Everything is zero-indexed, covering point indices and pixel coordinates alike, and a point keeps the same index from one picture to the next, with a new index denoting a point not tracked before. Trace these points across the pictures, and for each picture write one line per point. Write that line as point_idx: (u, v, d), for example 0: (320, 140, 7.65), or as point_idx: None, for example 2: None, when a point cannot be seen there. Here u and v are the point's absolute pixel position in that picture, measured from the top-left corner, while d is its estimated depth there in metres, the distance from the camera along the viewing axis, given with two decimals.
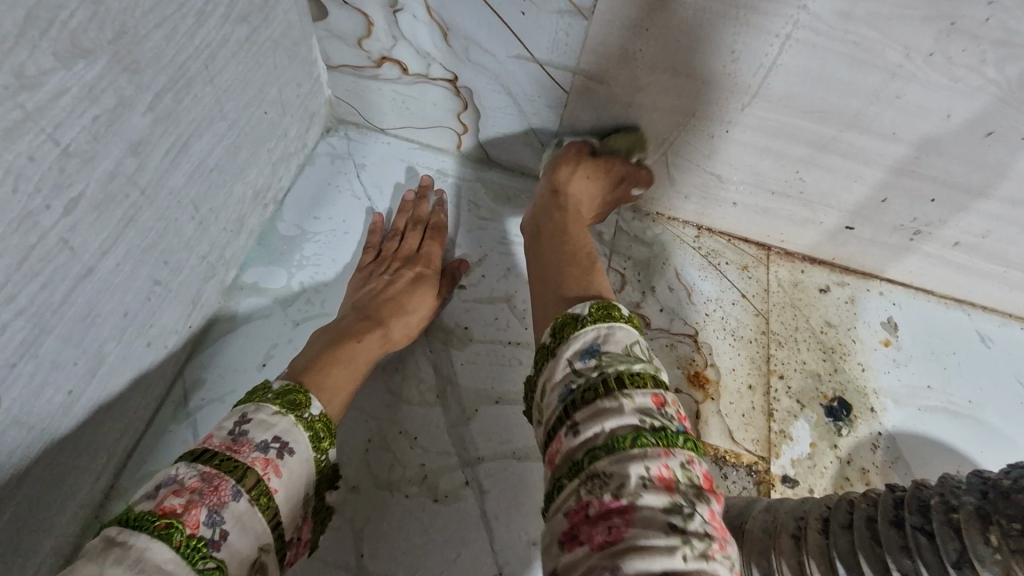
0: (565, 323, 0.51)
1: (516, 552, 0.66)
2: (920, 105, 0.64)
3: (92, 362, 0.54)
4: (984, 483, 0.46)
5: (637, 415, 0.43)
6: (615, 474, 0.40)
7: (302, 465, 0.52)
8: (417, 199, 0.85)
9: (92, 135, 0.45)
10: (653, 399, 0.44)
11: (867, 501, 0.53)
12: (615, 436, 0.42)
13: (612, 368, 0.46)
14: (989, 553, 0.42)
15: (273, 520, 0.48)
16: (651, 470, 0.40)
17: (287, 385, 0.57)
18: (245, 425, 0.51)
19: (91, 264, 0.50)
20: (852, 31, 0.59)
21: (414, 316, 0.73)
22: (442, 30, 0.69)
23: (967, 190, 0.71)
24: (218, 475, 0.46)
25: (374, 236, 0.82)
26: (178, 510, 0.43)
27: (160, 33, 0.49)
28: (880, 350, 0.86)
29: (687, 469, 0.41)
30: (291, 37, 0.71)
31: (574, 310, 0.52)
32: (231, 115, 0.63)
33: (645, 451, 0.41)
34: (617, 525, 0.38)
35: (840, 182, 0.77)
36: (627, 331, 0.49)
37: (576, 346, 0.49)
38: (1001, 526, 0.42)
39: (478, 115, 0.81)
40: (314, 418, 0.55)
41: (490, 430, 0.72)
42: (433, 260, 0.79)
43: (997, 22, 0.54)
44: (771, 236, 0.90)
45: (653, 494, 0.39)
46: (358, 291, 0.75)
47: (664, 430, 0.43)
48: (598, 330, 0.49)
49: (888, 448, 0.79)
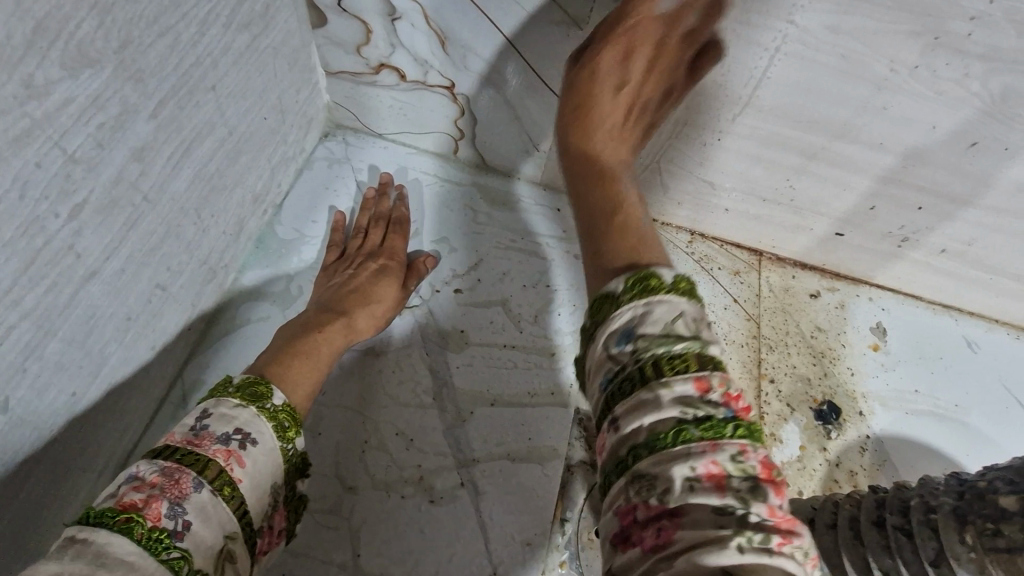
0: (600, 303, 0.45)
1: (511, 553, 0.67)
2: (906, 116, 0.65)
3: (95, 363, 0.55)
4: (961, 484, 0.48)
5: (678, 407, 0.38)
6: (659, 476, 0.37)
7: (265, 455, 0.53)
8: (377, 196, 0.86)
9: (97, 142, 0.46)
10: (695, 386, 0.39)
11: (850, 502, 0.56)
12: (654, 432, 0.38)
13: (647, 355, 0.40)
14: (965, 551, 0.45)
15: (239, 509, 0.50)
16: (698, 469, 0.36)
17: (247, 378, 0.59)
18: (205, 420, 0.52)
19: (94, 268, 0.50)
20: (840, 44, 0.60)
21: (380, 306, 0.75)
22: (440, 37, 0.71)
23: (953, 198, 0.73)
24: (178, 468, 0.48)
25: (337, 234, 0.83)
26: (138, 505, 0.45)
27: (164, 42, 0.50)
28: (869, 355, 0.88)
29: (740, 460, 0.37)
30: (290, 45, 0.72)
31: (608, 288, 0.46)
32: (231, 120, 0.64)
33: (689, 448, 0.37)
34: (666, 528, 0.36)
35: (830, 190, 0.78)
36: (669, 304, 0.42)
37: (611, 327, 0.43)
38: (977, 525, 0.45)
39: (474, 121, 0.82)
40: (278, 408, 0.57)
41: (486, 432, 0.73)
42: (397, 253, 0.81)
43: (980, 37, 0.55)
44: (762, 243, 0.92)
45: (701, 495, 0.36)
46: (323, 288, 0.77)
47: (711, 420, 0.38)
48: (634, 309, 0.43)
49: (876, 451, 0.80)
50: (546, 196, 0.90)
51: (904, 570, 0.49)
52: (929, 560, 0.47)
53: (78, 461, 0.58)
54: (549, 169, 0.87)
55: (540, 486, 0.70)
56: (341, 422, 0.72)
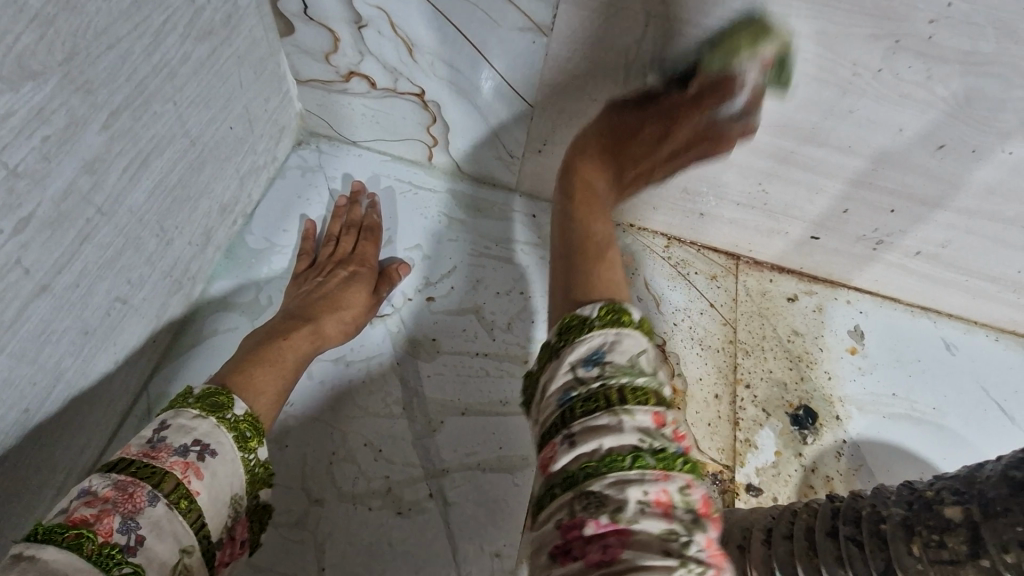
0: (571, 324, 0.49)
1: (479, 563, 0.66)
2: (872, 119, 0.65)
3: (49, 378, 0.54)
4: (911, 494, 0.48)
5: (638, 434, 0.41)
6: (613, 495, 0.39)
7: (225, 467, 0.52)
8: (348, 204, 0.86)
9: (43, 155, 0.46)
10: (653, 418, 0.42)
11: (808, 510, 0.57)
12: (612, 454, 0.40)
13: (614, 381, 0.44)
14: (913, 563, 0.45)
15: (196, 522, 0.49)
16: (649, 494, 0.39)
17: (209, 389, 0.57)
18: (164, 432, 0.52)
19: (45, 281, 0.50)
20: (800, 49, 0.60)
21: (349, 313, 0.74)
22: (407, 45, 0.70)
23: (924, 201, 0.73)
24: (133, 482, 0.47)
25: (309, 242, 0.82)
26: (89, 521, 0.44)
27: (114, 53, 0.50)
28: (847, 358, 0.87)
29: (686, 493, 0.40)
30: (257, 54, 0.72)
31: (582, 311, 0.49)
32: (193, 130, 0.64)
33: (645, 474, 0.39)
34: (612, 545, 0.38)
35: (803, 194, 0.78)
36: (636, 338, 0.46)
37: (580, 351, 0.46)
38: (922, 537, 0.44)
39: (447, 129, 0.82)
40: (239, 418, 0.56)
41: (457, 442, 0.72)
42: (368, 260, 0.81)
43: (939, 39, 0.56)
44: (739, 246, 0.91)
45: (650, 519, 0.38)
46: (292, 297, 0.76)
47: (664, 451, 0.41)
48: (605, 336, 0.46)
49: (853, 455, 0.80)
50: (521, 202, 0.90)
51: None
52: (879, 570, 0.47)
53: (34, 478, 0.57)
54: (524, 176, 0.86)
55: (509, 496, 0.70)
56: (308, 433, 0.71)
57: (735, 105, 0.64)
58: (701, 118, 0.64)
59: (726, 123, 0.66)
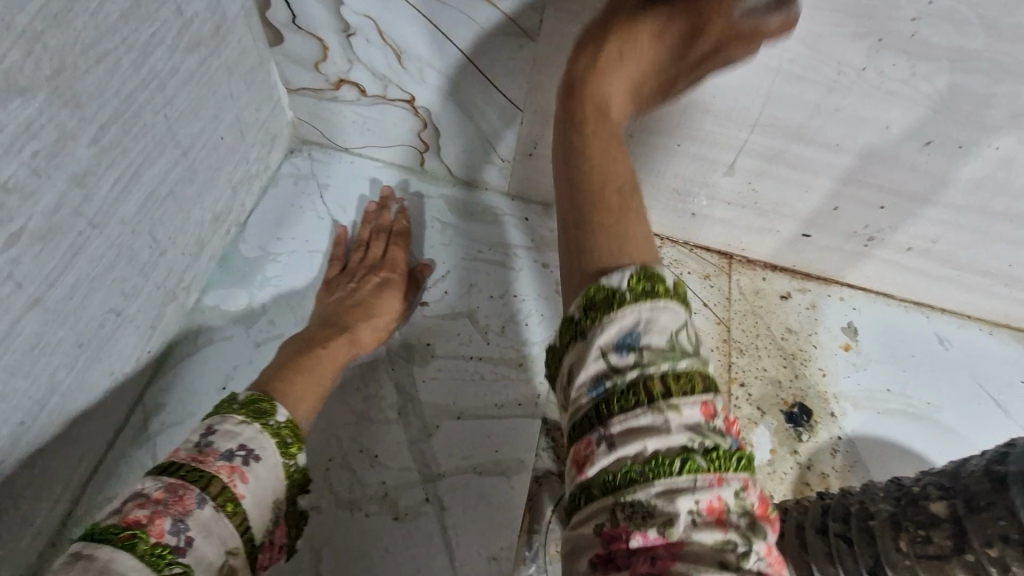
0: (597, 297, 0.42)
1: (477, 567, 0.67)
2: (858, 117, 0.66)
3: (44, 391, 0.55)
4: (896, 491, 0.52)
5: (686, 434, 0.38)
6: (662, 507, 0.37)
7: (269, 471, 0.54)
8: (378, 209, 0.87)
9: (33, 169, 0.46)
10: (702, 412, 0.39)
11: (798, 509, 0.59)
12: (659, 459, 0.37)
13: (653, 369, 0.39)
14: (900, 557, 0.48)
15: (242, 525, 0.51)
16: (702, 503, 0.37)
17: (253, 394, 0.60)
18: (212, 435, 0.54)
19: (38, 294, 0.50)
20: (784, 49, 0.61)
21: (382, 319, 0.77)
22: (396, 52, 0.71)
23: (913, 197, 0.74)
24: (182, 485, 0.49)
25: (339, 248, 0.84)
26: (143, 521, 0.46)
27: (102, 67, 0.50)
28: (841, 355, 0.88)
29: (742, 496, 0.38)
30: (246, 63, 0.72)
31: (609, 280, 0.42)
32: (184, 141, 0.64)
33: (698, 482, 0.37)
34: (662, 557, 0.37)
35: (792, 192, 0.78)
36: (674, 312, 0.41)
37: (611, 332, 0.41)
38: (909, 532, 0.48)
39: (438, 133, 0.82)
40: (281, 425, 0.58)
41: (452, 446, 0.72)
42: (398, 265, 0.82)
43: (921, 37, 0.56)
44: (731, 245, 0.92)
45: (704, 531, 0.36)
46: (324, 302, 0.78)
47: (717, 450, 0.38)
48: (640, 312, 0.41)
49: (848, 452, 0.80)
50: (514, 205, 0.90)
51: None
52: (868, 568, 0.51)
53: (30, 489, 0.58)
54: (516, 179, 0.87)
55: (505, 500, 0.70)
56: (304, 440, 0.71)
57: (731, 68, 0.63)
58: (727, 17, 0.54)
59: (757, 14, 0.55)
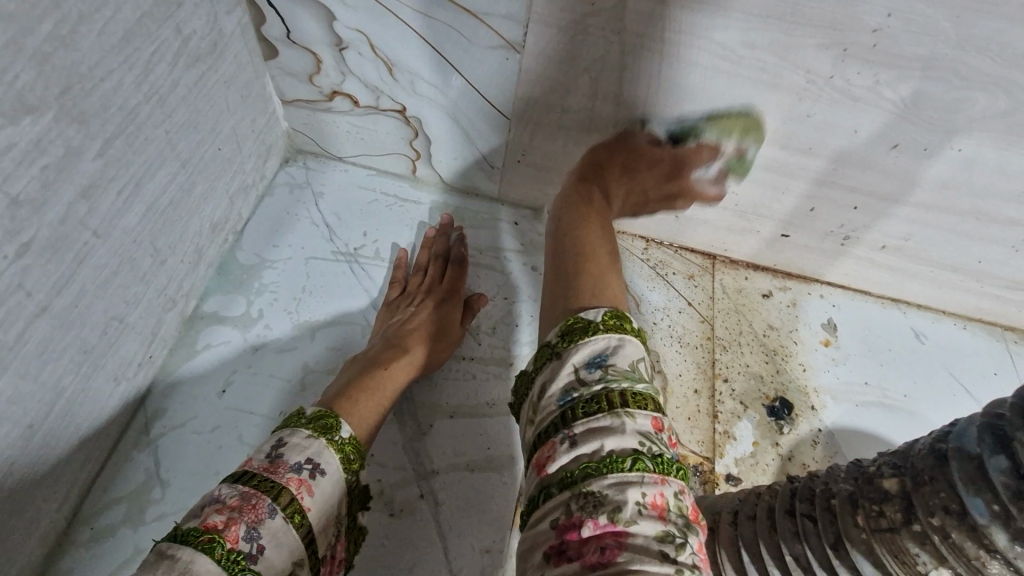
0: (574, 326, 0.50)
1: (469, 560, 0.69)
2: (829, 122, 0.69)
3: (51, 395, 0.57)
4: (856, 471, 0.56)
5: (638, 438, 0.43)
6: (612, 497, 0.41)
7: (331, 485, 0.56)
8: (440, 235, 0.88)
9: (42, 183, 0.49)
10: (652, 424, 0.45)
11: (770, 492, 0.64)
12: (613, 456, 0.42)
13: (615, 384, 0.45)
14: (858, 532, 0.52)
15: (307, 536, 0.52)
16: (647, 496, 0.40)
17: (319, 411, 0.61)
18: (281, 448, 0.55)
19: (45, 302, 0.53)
20: (757, 58, 0.64)
21: (441, 344, 0.77)
22: (387, 65, 0.74)
23: (884, 197, 0.77)
24: (255, 493, 0.50)
25: (399, 270, 0.85)
26: (219, 527, 0.47)
27: (106, 85, 0.53)
28: (821, 350, 0.91)
29: (679, 499, 0.42)
30: (242, 77, 0.75)
31: (586, 314, 0.50)
32: (183, 153, 0.67)
33: (644, 476, 0.41)
34: (610, 546, 0.39)
35: (770, 195, 0.82)
36: (636, 345, 0.49)
37: (584, 352, 0.48)
38: (866, 508, 0.52)
39: (429, 142, 0.85)
40: (345, 440, 0.59)
41: (445, 444, 0.75)
42: (455, 290, 0.83)
43: (883, 47, 0.59)
44: (714, 246, 0.95)
45: (647, 521, 0.40)
46: (387, 323, 0.79)
47: (661, 456, 0.43)
48: (609, 339, 0.48)
49: (828, 443, 0.83)
50: (503, 211, 0.93)
51: (809, 554, 0.55)
52: (830, 543, 0.53)
53: (37, 492, 0.60)
54: (505, 185, 0.90)
55: (497, 495, 0.72)
56: None
57: (712, 171, 0.77)
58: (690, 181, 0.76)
59: (704, 185, 0.79)
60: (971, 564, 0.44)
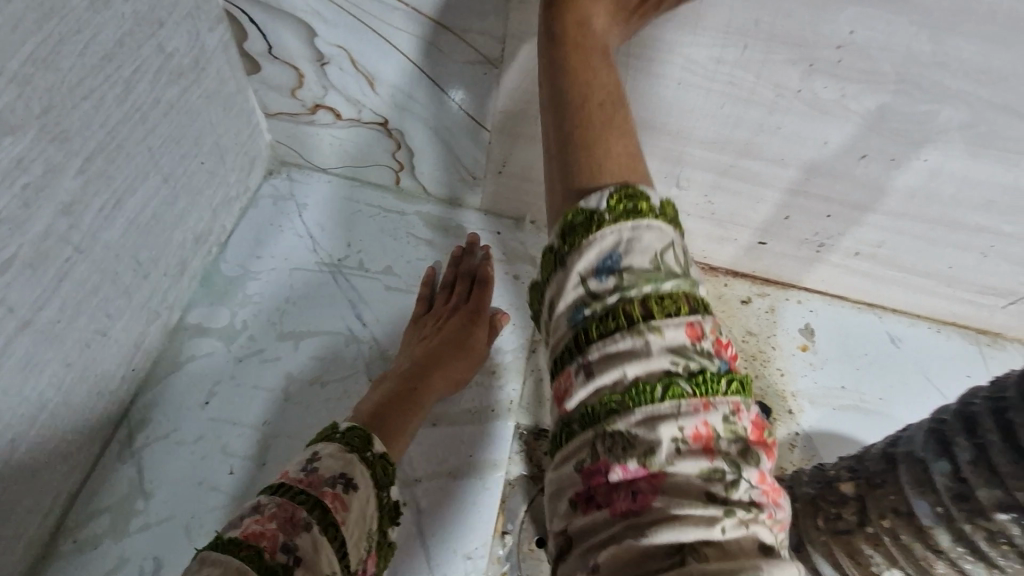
0: (576, 222, 0.44)
1: (451, 565, 0.70)
2: (800, 134, 0.71)
3: (33, 410, 0.57)
4: (818, 475, 0.62)
5: (667, 358, 0.39)
6: (643, 436, 0.39)
7: (364, 500, 0.59)
8: (465, 253, 0.89)
9: (23, 201, 0.50)
10: (686, 334, 0.40)
11: None
12: (638, 384, 0.39)
13: (634, 292, 0.41)
14: (818, 534, 0.59)
15: (340, 549, 0.54)
16: (686, 430, 0.38)
17: (352, 426, 0.64)
18: (316, 461, 0.58)
19: (27, 318, 0.53)
20: (727, 73, 0.66)
21: (461, 363, 0.78)
22: (368, 79, 0.75)
23: (856, 206, 0.79)
24: (292, 506, 0.54)
25: (425, 288, 0.86)
26: (258, 537, 0.51)
27: (88, 104, 0.54)
28: (798, 355, 0.93)
29: (730, 421, 0.39)
30: (225, 92, 0.75)
31: (587, 203, 0.44)
32: (167, 167, 0.68)
33: (681, 409, 0.38)
34: (643, 491, 0.38)
35: (746, 203, 0.84)
36: (656, 232, 0.42)
37: (591, 256, 0.43)
38: (825, 511, 0.58)
39: (412, 154, 0.86)
40: (376, 455, 0.62)
41: (428, 452, 0.76)
42: (479, 309, 0.83)
43: (848, 62, 0.61)
44: (694, 254, 0.97)
45: (688, 459, 0.38)
46: (414, 342, 0.81)
47: (700, 373, 0.39)
48: (619, 235, 0.42)
49: (805, 446, 0.85)
50: (486, 220, 0.94)
51: None
52: (794, 544, 0.61)
53: (20, 505, 0.60)
54: (487, 196, 0.91)
55: (480, 501, 0.73)
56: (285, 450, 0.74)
57: None
58: None
59: None
60: (919, 563, 0.49)
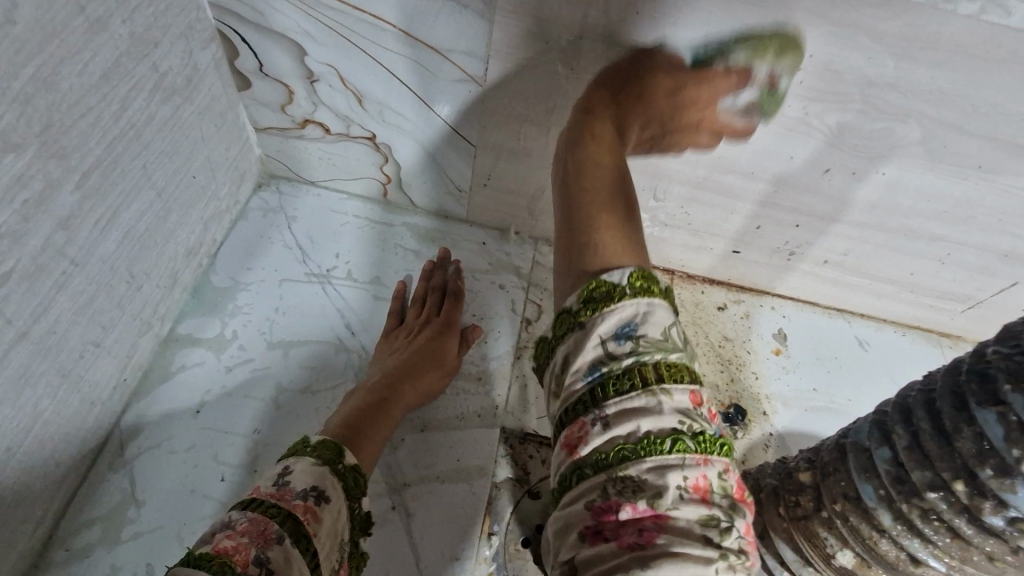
0: (598, 290, 0.51)
1: (439, 566, 0.72)
2: (767, 149, 0.75)
3: (27, 420, 0.58)
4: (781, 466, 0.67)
5: (676, 416, 0.45)
6: (652, 481, 0.43)
7: (335, 513, 0.60)
8: (437, 267, 0.91)
9: (23, 216, 0.51)
10: (690, 399, 0.47)
11: None
12: (650, 437, 0.44)
13: (648, 356, 0.47)
14: (781, 522, 0.64)
15: (312, 561, 0.55)
16: (689, 479, 0.43)
17: (322, 440, 0.66)
18: (287, 477, 0.60)
19: (24, 328, 0.55)
20: None
21: (434, 374, 0.80)
22: (357, 96, 0.78)
23: (822, 216, 0.83)
24: (264, 520, 0.55)
25: (396, 302, 0.88)
26: (230, 550, 0.51)
27: (85, 121, 0.56)
28: (772, 359, 0.96)
29: (722, 479, 0.45)
30: (217, 108, 0.78)
31: (611, 276, 0.52)
32: (160, 182, 0.70)
33: (687, 459, 0.44)
34: (649, 528, 0.42)
35: (719, 214, 0.88)
36: (665, 311, 0.50)
37: (610, 323, 0.49)
38: (786, 500, 0.63)
39: (399, 167, 0.89)
40: (348, 467, 0.65)
41: (415, 457, 0.78)
42: (452, 322, 0.85)
43: (808, 84, 0.65)
44: (672, 262, 1.01)
45: (689, 505, 0.43)
46: (385, 355, 0.82)
47: (702, 434, 0.45)
48: (637, 308, 0.50)
49: (779, 447, 0.89)
50: (472, 232, 0.97)
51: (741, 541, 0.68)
52: (760, 532, 0.66)
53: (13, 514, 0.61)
54: (472, 207, 0.94)
55: (467, 504, 0.76)
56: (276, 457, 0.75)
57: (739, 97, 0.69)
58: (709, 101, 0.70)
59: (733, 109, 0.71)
60: (865, 541, 0.54)
